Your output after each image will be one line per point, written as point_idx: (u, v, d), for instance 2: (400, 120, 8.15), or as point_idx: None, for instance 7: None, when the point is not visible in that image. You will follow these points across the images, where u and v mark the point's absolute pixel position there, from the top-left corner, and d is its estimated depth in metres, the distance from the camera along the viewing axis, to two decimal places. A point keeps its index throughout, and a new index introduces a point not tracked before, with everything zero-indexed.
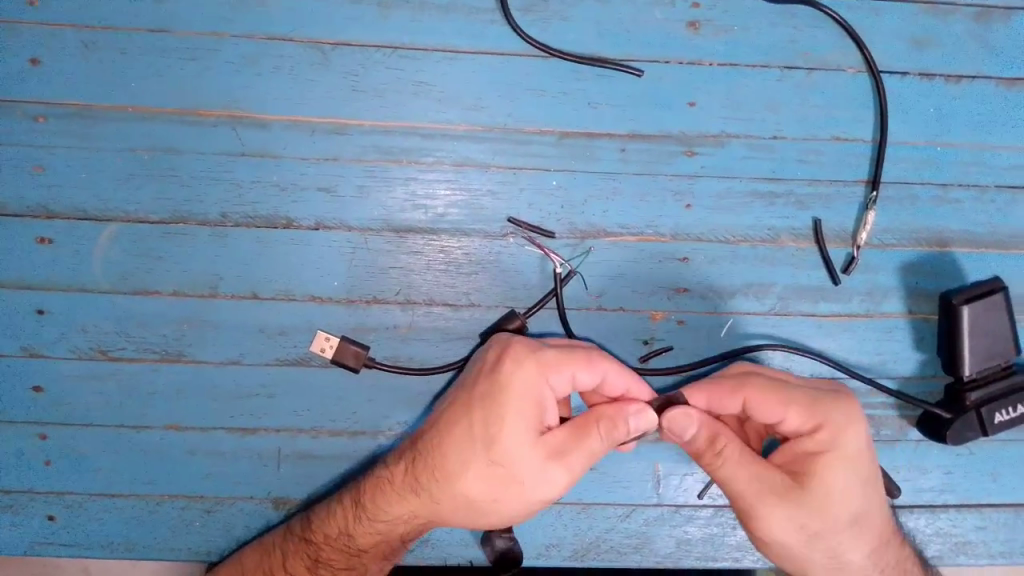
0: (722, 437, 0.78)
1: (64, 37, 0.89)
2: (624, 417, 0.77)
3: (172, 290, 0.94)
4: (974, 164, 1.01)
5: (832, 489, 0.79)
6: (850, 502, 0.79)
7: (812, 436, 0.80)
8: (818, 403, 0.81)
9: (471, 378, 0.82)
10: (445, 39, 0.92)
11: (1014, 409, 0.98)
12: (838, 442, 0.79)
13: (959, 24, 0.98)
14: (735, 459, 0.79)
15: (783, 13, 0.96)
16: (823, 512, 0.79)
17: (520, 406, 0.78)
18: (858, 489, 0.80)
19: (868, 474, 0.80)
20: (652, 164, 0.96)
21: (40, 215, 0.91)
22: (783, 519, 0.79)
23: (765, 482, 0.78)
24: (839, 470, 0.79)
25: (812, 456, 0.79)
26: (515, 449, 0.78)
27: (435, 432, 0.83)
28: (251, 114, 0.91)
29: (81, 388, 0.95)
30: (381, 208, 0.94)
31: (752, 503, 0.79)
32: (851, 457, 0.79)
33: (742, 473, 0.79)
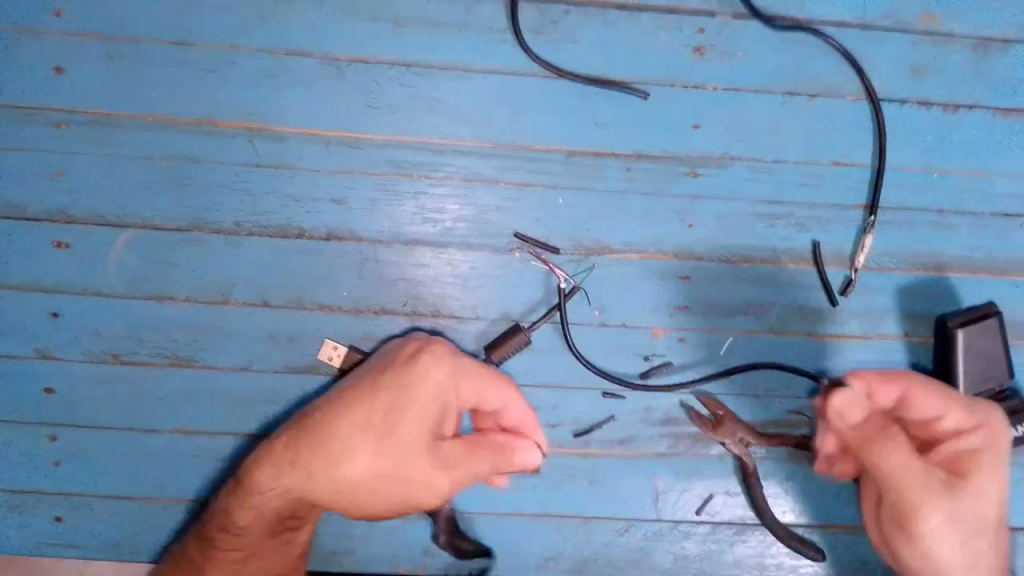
0: (882, 431, 0.79)
1: (88, 48, 0.91)
2: (518, 452, 0.89)
3: (185, 296, 0.96)
4: (971, 191, 1.03)
5: (992, 481, 0.79)
6: (994, 499, 0.79)
7: (962, 437, 0.82)
8: (976, 407, 0.84)
9: (392, 364, 0.86)
10: (458, 58, 0.95)
11: None
12: (991, 438, 0.81)
13: (958, 54, 1.01)
14: (903, 450, 0.78)
15: (786, 40, 0.98)
16: (982, 509, 0.78)
17: (417, 402, 0.83)
18: (1000, 488, 0.79)
19: (1004, 474, 0.80)
20: (656, 184, 0.99)
21: (58, 220, 0.93)
22: (955, 508, 0.77)
23: (939, 480, 0.78)
24: (997, 464, 0.80)
25: (975, 455, 0.80)
26: (404, 441, 0.82)
27: (327, 405, 0.85)
28: (268, 126, 0.94)
29: (93, 390, 0.97)
30: (392, 221, 0.96)
31: (918, 498, 0.77)
32: (998, 451, 0.81)
33: (907, 459, 0.78)
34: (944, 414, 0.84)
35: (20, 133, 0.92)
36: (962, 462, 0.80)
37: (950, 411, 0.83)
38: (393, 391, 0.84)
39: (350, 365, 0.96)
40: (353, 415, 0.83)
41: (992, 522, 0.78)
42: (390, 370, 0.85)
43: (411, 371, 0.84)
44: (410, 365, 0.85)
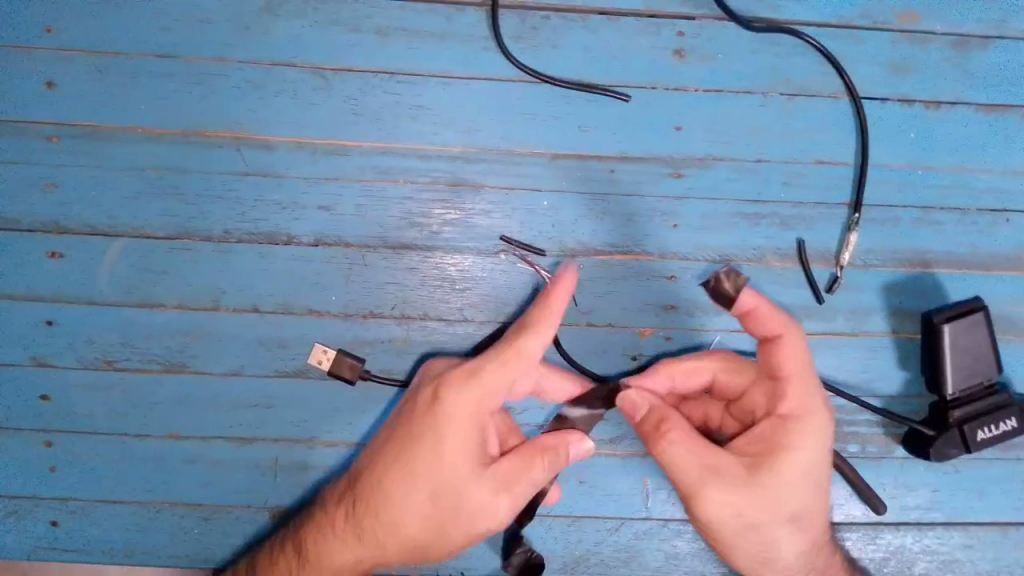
0: (665, 421, 0.79)
1: (78, 62, 0.94)
2: (564, 444, 0.80)
3: (176, 303, 0.97)
4: (955, 187, 1.04)
5: (783, 478, 0.77)
6: (798, 494, 0.78)
7: (784, 423, 0.79)
8: (811, 398, 0.80)
9: (416, 397, 0.81)
10: (441, 65, 0.96)
11: (998, 426, 0.99)
12: (808, 432, 0.78)
13: (939, 51, 1.02)
14: (680, 439, 0.77)
15: (766, 41, 0.99)
16: (771, 501, 0.77)
17: (454, 429, 0.77)
18: (815, 483, 0.79)
19: (823, 474, 0.79)
20: (640, 186, 1.00)
21: (52, 231, 0.96)
22: (722, 499, 0.77)
23: (748, 460, 0.78)
24: (786, 460, 0.77)
25: (779, 450, 0.78)
26: (455, 475, 0.77)
27: (375, 456, 0.82)
28: (255, 135, 0.95)
29: (87, 397, 0.99)
30: (378, 226, 0.98)
31: (690, 487, 0.77)
32: (819, 440, 0.79)
33: (698, 449, 0.77)
34: (783, 395, 0.80)
35: (13, 145, 0.94)
36: (764, 449, 0.78)
37: (791, 393, 0.80)
38: (420, 429, 0.78)
39: (337, 368, 0.97)
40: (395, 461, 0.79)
41: (795, 517, 0.79)
42: (410, 407, 0.80)
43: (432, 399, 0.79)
44: (428, 393, 0.79)
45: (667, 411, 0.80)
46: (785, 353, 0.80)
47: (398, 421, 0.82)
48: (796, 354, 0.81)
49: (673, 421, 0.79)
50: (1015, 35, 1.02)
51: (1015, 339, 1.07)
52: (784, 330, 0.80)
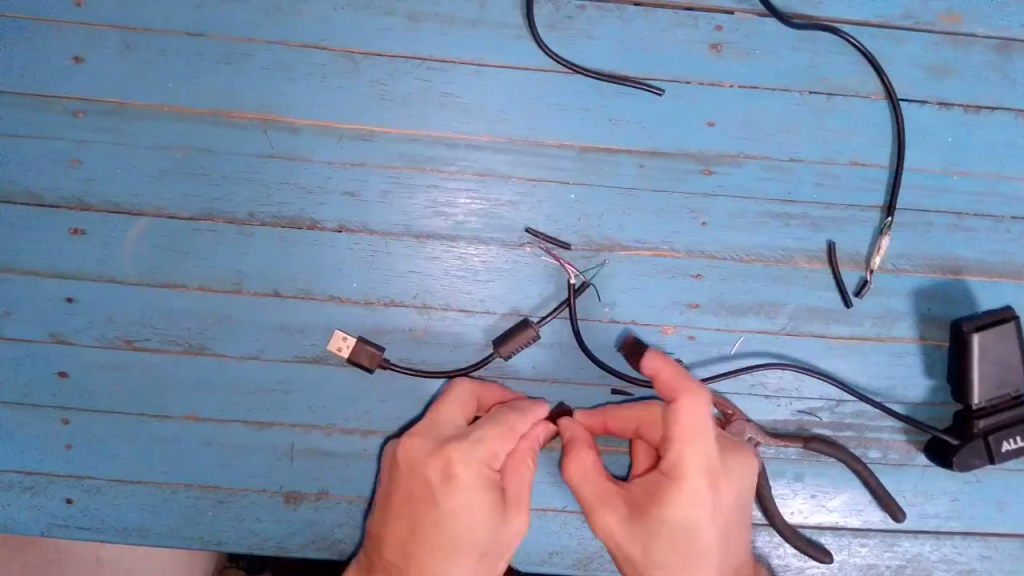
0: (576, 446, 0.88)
1: (106, 37, 0.92)
2: (539, 433, 0.88)
3: (198, 284, 0.96)
4: (990, 194, 1.02)
5: (662, 529, 0.81)
6: (676, 549, 0.81)
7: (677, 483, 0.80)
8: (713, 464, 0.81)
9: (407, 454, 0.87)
10: (472, 52, 0.95)
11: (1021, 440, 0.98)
12: (690, 495, 0.80)
13: (980, 55, 0.99)
14: (590, 463, 0.87)
15: (804, 38, 0.97)
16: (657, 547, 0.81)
17: (458, 485, 0.82)
18: (716, 541, 0.82)
19: (707, 537, 0.81)
20: (670, 182, 0.98)
21: (75, 207, 0.95)
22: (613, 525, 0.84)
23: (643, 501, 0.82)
24: (677, 513, 0.80)
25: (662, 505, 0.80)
26: (479, 525, 0.83)
27: (395, 521, 0.87)
28: (281, 117, 0.94)
29: (105, 375, 0.98)
30: (403, 214, 0.97)
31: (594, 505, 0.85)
32: (712, 505, 0.80)
33: (595, 474, 0.86)
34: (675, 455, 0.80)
35: (38, 120, 0.93)
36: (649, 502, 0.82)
37: (688, 454, 0.79)
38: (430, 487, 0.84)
39: (359, 355, 0.95)
40: (423, 524, 0.84)
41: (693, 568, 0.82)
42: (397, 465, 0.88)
43: (430, 462, 0.85)
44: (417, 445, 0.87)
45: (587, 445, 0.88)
46: (679, 419, 0.80)
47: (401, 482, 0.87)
48: (697, 417, 0.80)
49: (588, 449, 0.87)
50: None
51: None
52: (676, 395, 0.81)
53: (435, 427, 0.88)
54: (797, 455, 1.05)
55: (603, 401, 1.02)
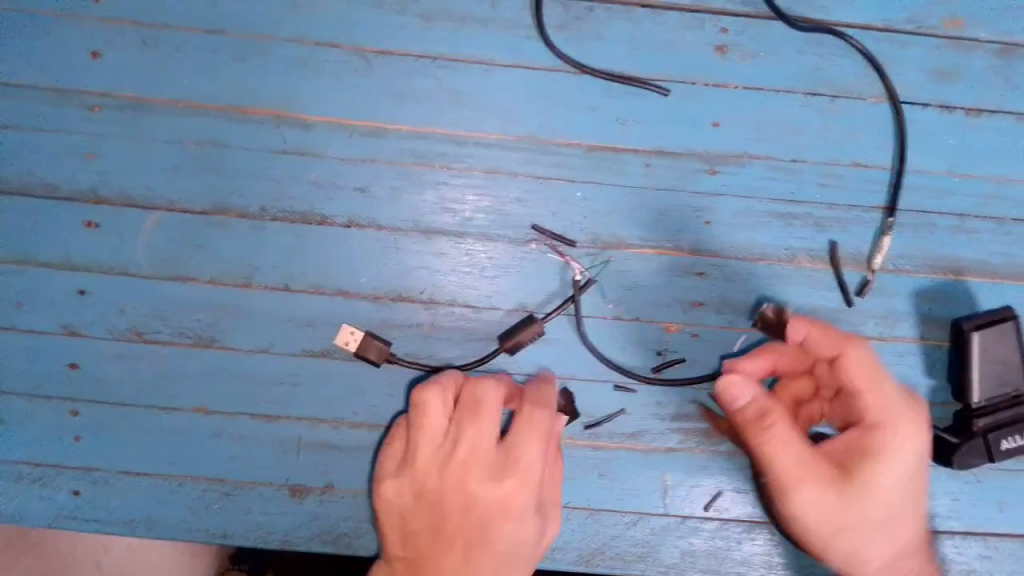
0: (772, 412, 0.82)
1: (122, 33, 0.94)
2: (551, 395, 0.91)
3: (208, 278, 0.98)
4: (992, 197, 1.03)
5: (885, 482, 0.81)
6: (900, 500, 0.82)
7: (873, 434, 0.82)
8: (891, 402, 0.83)
9: (450, 465, 0.82)
10: (482, 51, 0.96)
11: (1021, 438, 0.99)
12: (894, 443, 0.81)
13: (982, 59, 1.01)
14: (783, 433, 0.81)
15: (809, 41, 0.99)
16: (886, 502, 0.81)
17: (512, 522, 0.81)
18: (903, 490, 0.82)
19: (914, 483, 0.82)
20: (675, 181, 1.00)
21: (89, 200, 0.96)
22: (815, 494, 0.81)
23: (812, 464, 0.81)
24: (885, 476, 0.81)
25: (868, 457, 0.81)
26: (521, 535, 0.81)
27: (417, 546, 0.81)
28: (294, 113, 0.96)
29: (116, 367, 0.99)
30: (413, 210, 0.98)
31: (786, 481, 0.81)
32: (896, 448, 0.81)
33: (787, 443, 0.81)
34: (864, 405, 0.83)
35: (54, 114, 0.95)
36: (846, 457, 0.82)
37: (881, 401, 0.83)
38: (482, 504, 0.80)
39: (370, 350, 0.96)
40: (480, 549, 0.80)
41: (882, 523, 0.82)
42: (439, 494, 0.81)
43: (479, 471, 0.81)
44: (468, 463, 0.81)
45: (769, 402, 0.83)
46: (851, 364, 0.85)
47: (447, 495, 0.81)
48: (861, 362, 0.84)
49: (780, 415, 0.82)
50: None
51: None
52: (845, 343, 0.86)
53: (486, 435, 0.83)
54: None
55: (608, 397, 1.03)
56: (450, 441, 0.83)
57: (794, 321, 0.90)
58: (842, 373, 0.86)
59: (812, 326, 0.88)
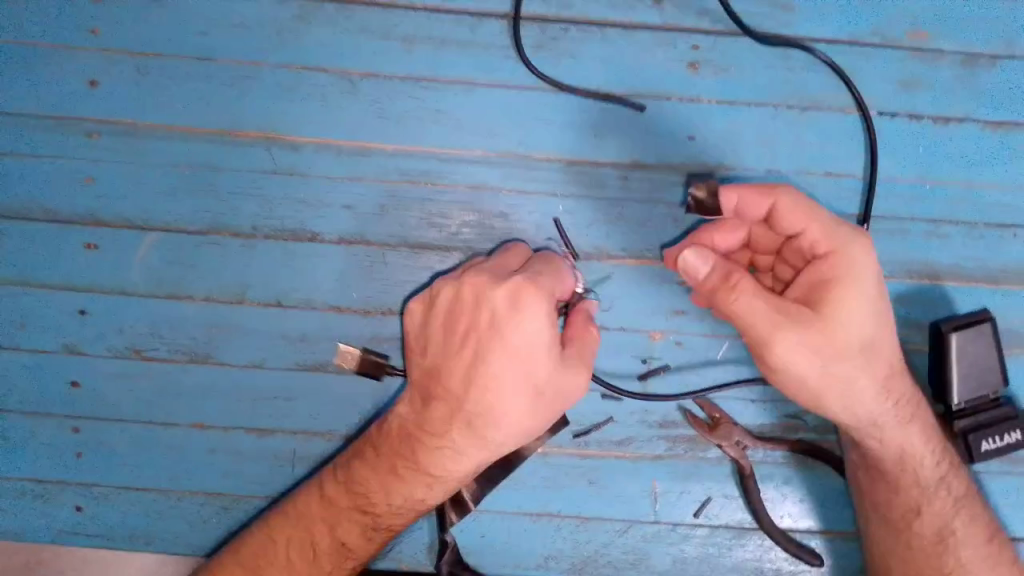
0: (731, 273, 0.79)
1: (120, 63, 0.98)
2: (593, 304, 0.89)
3: (204, 295, 1.01)
4: (964, 201, 1.06)
5: (854, 310, 0.81)
6: (872, 323, 0.82)
7: (826, 262, 0.82)
8: (837, 227, 0.82)
9: (500, 366, 0.80)
10: (463, 72, 1.00)
11: (1002, 439, 1.00)
12: (849, 267, 0.81)
13: (948, 69, 1.05)
14: (749, 287, 0.78)
15: (778, 56, 1.03)
16: (858, 332, 0.81)
17: (515, 379, 0.80)
18: (874, 312, 0.81)
19: (880, 299, 0.81)
20: (654, 193, 1.03)
21: (89, 223, 1.00)
22: (798, 339, 0.79)
23: (780, 307, 0.79)
24: (853, 304, 0.81)
25: (827, 285, 0.81)
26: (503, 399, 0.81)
27: (438, 358, 0.84)
28: (285, 136, 1.00)
29: (115, 385, 1.02)
30: (401, 226, 1.01)
31: (763, 331, 0.79)
32: (858, 270, 0.81)
33: (754, 294, 0.78)
34: (811, 240, 0.83)
35: (57, 142, 0.99)
36: (809, 292, 0.82)
37: (849, 246, 0.82)
38: (523, 394, 0.81)
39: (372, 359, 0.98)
40: (507, 439, 0.84)
41: (862, 346, 0.82)
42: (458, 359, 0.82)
43: (496, 309, 0.79)
44: (522, 356, 0.79)
45: (726, 264, 0.80)
46: (789, 207, 0.84)
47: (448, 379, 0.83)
48: (796, 201, 0.84)
49: (743, 275, 0.79)
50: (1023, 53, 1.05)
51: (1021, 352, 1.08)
52: (775, 190, 0.85)
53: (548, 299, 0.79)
54: (786, 459, 1.07)
55: (595, 405, 1.06)
56: (498, 337, 0.79)
57: (723, 192, 0.88)
58: (782, 217, 0.85)
59: (744, 190, 0.87)
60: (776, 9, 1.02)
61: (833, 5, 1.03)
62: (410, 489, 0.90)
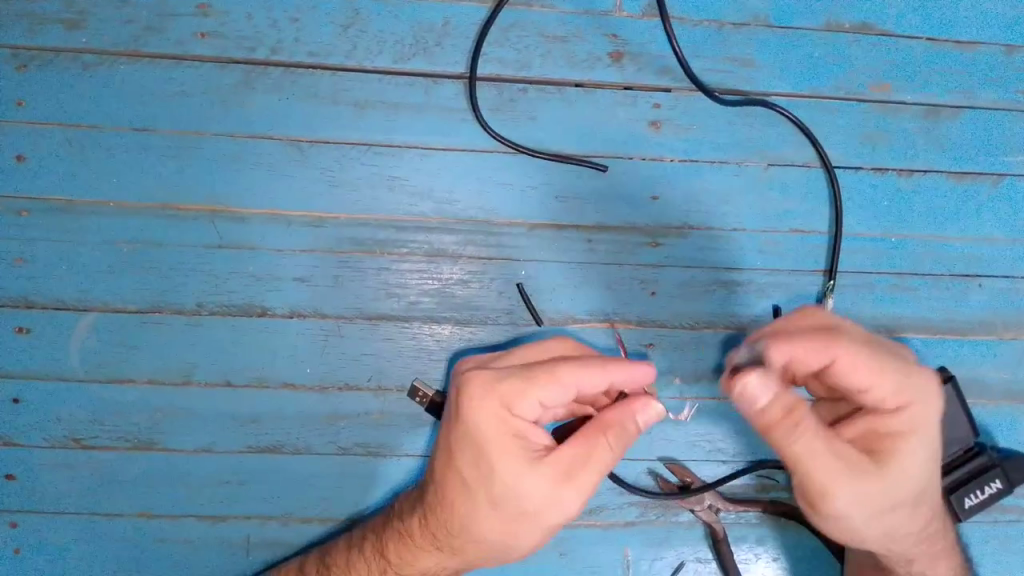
0: (801, 408, 0.65)
1: (50, 136, 0.92)
2: (632, 417, 0.69)
3: (148, 378, 0.95)
4: (928, 255, 1.05)
5: (915, 466, 0.69)
6: (929, 475, 0.72)
7: (893, 417, 0.70)
8: (909, 383, 0.70)
9: (450, 470, 0.72)
10: (418, 136, 0.96)
11: (983, 493, 0.96)
12: (913, 425, 0.70)
13: (909, 122, 1.04)
14: (813, 429, 0.66)
15: (740, 113, 1.00)
16: (911, 486, 0.70)
17: (467, 495, 0.72)
18: (931, 468, 0.71)
19: (940, 455, 0.72)
20: (618, 255, 1.00)
21: (20, 306, 0.94)
22: (853, 490, 0.68)
23: (840, 457, 0.68)
24: (914, 456, 0.69)
25: (891, 440, 0.69)
26: (457, 512, 0.73)
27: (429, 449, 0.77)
28: (230, 208, 0.95)
29: (54, 476, 0.96)
30: (356, 297, 0.97)
31: (819, 485, 0.67)
32: (921, 425, 0.70)
33: (813, 442, 0.66)
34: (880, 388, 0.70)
35: None
36: (869, 441, 0.70)
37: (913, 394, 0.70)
38: (473, 505, 0.71)
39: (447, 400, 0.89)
40: (464, 546, 0.75)
41: (918, 498, 0.72)
42: (436, 455, 0.75)
43: (471, 424, 0.70)
44: (469, 461, 0.71)
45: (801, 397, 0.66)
46: (849, 366, 0.69)
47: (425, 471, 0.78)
48: (860, 360, 0.69)
49: (804, 416, 0.65)
50: (983, 104, 1.05)
51: (989, 402, 1.08)
52: (836, 344, 0.69)
53: (507, 407, 0.69)
54: (758, 519, 1.05)
55: None
56: (453, 435, 0.72)
57: (777, 343, 0.71)
58: (843, 375, 0.70)
59: (800, 343, 0.70)
60: (737, 66, 1.00)
61: (793, 60, 1.01)
62: (366, 568, 0.86)
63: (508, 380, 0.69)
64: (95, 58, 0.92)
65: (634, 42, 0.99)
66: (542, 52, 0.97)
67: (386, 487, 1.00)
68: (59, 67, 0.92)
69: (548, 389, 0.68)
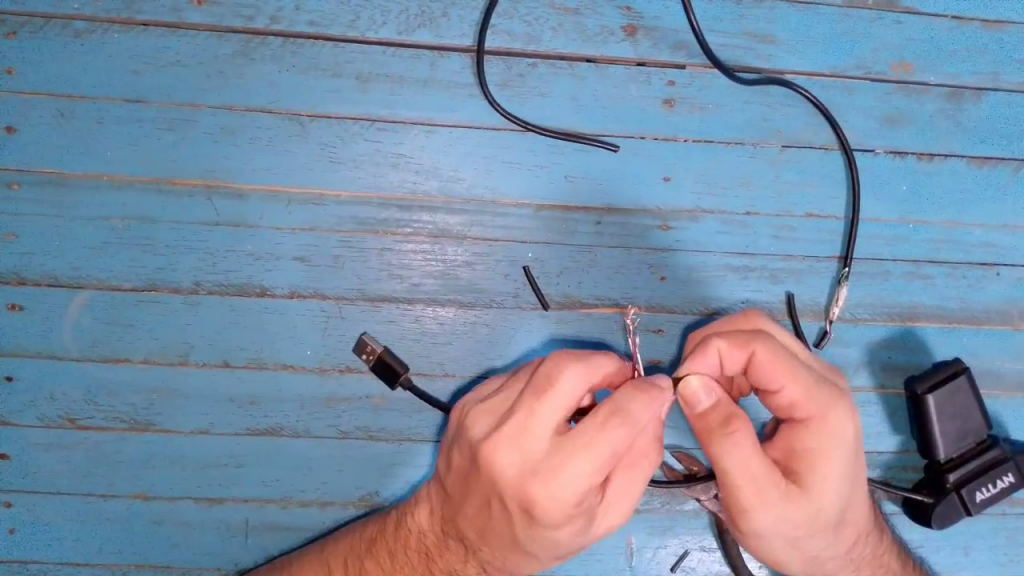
0: (737, 419, 0.65)
1: (41, 107, 0.89)
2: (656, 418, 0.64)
3: (142, 358, 0.93)
4: (946, 242, 1.02)
5: (828, 485, 0.68)
6: (848, 497, 0.70)
7: (807, 429, 0.68)
8: (819, 390, 0.68)
9: (510, 540, 0.67)
10: (423, 112, 0.93)
11: (995, 486, 0.93)
12: (829, 437, 0.68)
13: (931, 103, 1.00)
14: (747, 445, 0.64)
15: (756, 92, 0.97)
16: (828, 508, 0.69)
17: (529, 554, 0.68)
18: (850, 484, 0.69)
19: (858, 469, 0.69)
20: (628, 238, 0.97)
21: (12, 282, 0.91)
22: (773, 510, 0.67)
23: (771, 478, 0.66)
24: (833, 470, 0.68)
25: (812, 457, 0.68)
26: (512, 560, 0.70)
27: (461, 508, 0.70)
28: (227, 184, 0.92)
29: (48, 456, 0.94)
30: (358, 278, 0.94)
31: (744, 504, 0.67)
32: (836, 442, 0.68)
33: (747, 457, 0.65)
34: (794, 402, 0.68)
35: None
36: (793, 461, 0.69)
37: (827, 409, 0.68)
38: (533, 559, 0.68)
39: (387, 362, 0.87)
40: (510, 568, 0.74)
41: (837, 519, 0.71)
42: (481, 521, 0.68)
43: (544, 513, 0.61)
44: (536, 536, 0.64)
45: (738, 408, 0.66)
46: (764, 366, 0.67)
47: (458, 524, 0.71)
48: (776, 361, 0.67)
49: (743, 425, 0.65)
50: (1008, 85, 1.01)
51: (1002, 393, 1.05)
52: (753, 345, 0.67)
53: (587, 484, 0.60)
54: None
55: None
56: (517, 514, 0.63)
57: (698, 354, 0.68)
58: (756, 374, 0.68)
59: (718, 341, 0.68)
60: (755, 42, 0.96)
61: (813, 37, 0.97)
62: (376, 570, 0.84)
63: (583, 453, 0.58)
64: (87, 25, 0.89)
65: (649, 16, 0.95)
66: (553, 24, 0.93)
67: (388, 471, 0.98)
68: (50, 35, 0.88)
69: (618, 437, 0.59)
